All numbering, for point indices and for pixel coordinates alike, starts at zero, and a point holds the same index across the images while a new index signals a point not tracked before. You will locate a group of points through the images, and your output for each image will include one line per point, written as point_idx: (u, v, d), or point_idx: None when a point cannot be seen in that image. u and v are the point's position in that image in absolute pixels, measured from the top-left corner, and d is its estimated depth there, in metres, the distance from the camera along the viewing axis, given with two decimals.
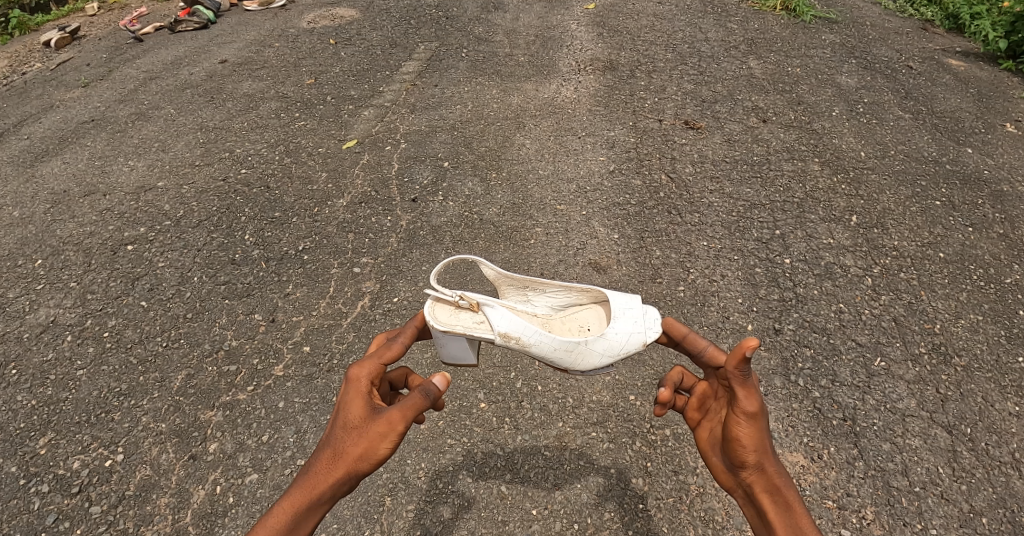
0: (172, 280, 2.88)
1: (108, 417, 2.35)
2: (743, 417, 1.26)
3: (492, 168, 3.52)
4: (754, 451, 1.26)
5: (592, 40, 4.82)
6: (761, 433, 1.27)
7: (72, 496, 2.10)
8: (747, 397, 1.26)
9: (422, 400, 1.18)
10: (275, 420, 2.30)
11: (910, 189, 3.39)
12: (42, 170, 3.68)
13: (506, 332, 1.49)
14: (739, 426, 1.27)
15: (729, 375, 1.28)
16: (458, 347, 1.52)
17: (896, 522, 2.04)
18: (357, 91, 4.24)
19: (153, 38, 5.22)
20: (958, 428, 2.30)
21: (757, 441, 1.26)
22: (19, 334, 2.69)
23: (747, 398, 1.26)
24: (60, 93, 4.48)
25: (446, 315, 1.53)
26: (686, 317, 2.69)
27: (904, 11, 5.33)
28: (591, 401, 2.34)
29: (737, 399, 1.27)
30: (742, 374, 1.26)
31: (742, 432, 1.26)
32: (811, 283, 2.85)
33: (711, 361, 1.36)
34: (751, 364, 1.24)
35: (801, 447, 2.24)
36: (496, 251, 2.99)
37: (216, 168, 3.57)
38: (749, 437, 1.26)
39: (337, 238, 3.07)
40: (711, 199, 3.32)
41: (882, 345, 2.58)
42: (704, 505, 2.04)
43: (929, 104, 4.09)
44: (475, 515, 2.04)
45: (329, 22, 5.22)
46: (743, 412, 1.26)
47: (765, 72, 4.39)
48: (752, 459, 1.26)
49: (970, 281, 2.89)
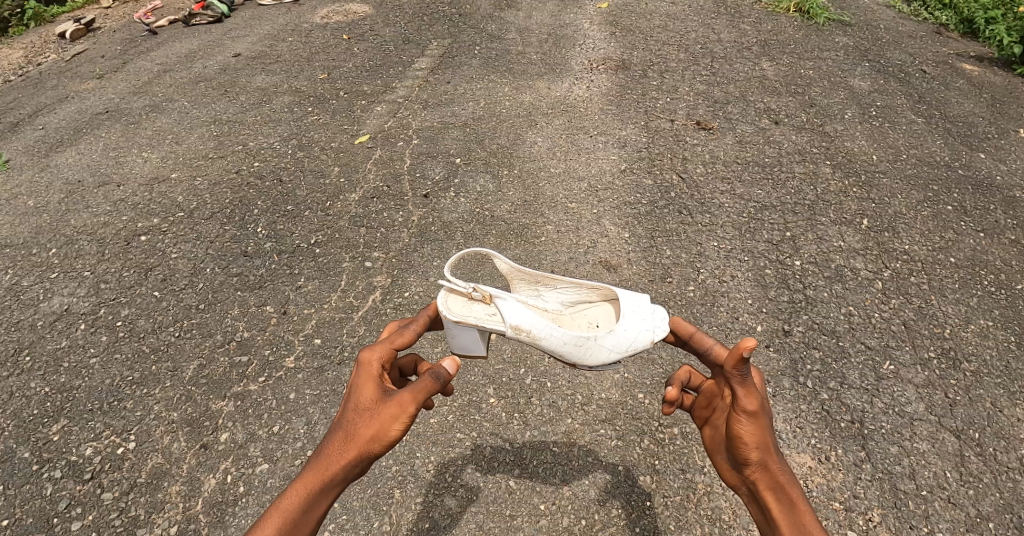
0: (185, 271, 2.90)
1: (120, 405, 2.37)
2: (744, 416, 1.28)
3: (504, 165, 3.53)
4: (756, 448, 1.27)
5: (604, 39, 4.82)
6: (764, 430, 1.28)
7: (85, 482, 2.13)
8: (747, 396, 1.27)
9: (433, 383, 1.21)
10: (286, 412, 2.32)
11: (922, 193, 3.38)
12: (56, 160, 3.72)
13: (517, 324, 1.52)
14: (741, 424, 1.28)
15: (728, 375, 1.28)
16: (469, 339, 1.55)
17: (902, 525, 2.04)
18: (369, 87, 4.26)
19: (167, 30, 5.25)
20: (966, 433, 2.29)
21: (760, 439, 1.27)
22: (32, 322, 2.72)
23: (747, 396, 1.27)
24: (75, 85, 4.51)
25: (459, 307, 1.56)
26: (696, 317, 2.70)
27: (918, 14, 5.31)
28: (600, 398, 2.35)
29: (737, 398, 1.28)
30: (740, 373, 1.26)
31: (743, 429, 1.28)
32: (821, 285, 2.84)
33: (715, 360, 1.36)
34: (750, 364, 1.24)
35: (808, 448, 2.24)
36: (506, 248, 3.00)
37: (229, 161, 3.59)
38: (751, 434, 1.27)
39: (349, 232, 3.08)
40: (722, 199, 3.31)
41: (892, 348, 2.58)
42: (711, 504, 2.05)
43: (942, 108, 4.07)
44: (483, 509, 2.05)
45: (342, 17, 5.24)
46: (744, 410, 1.27)
47: (777, 74, 4.39)
48: (755, 457, 1.27)
49: (981, 286, 2.88)
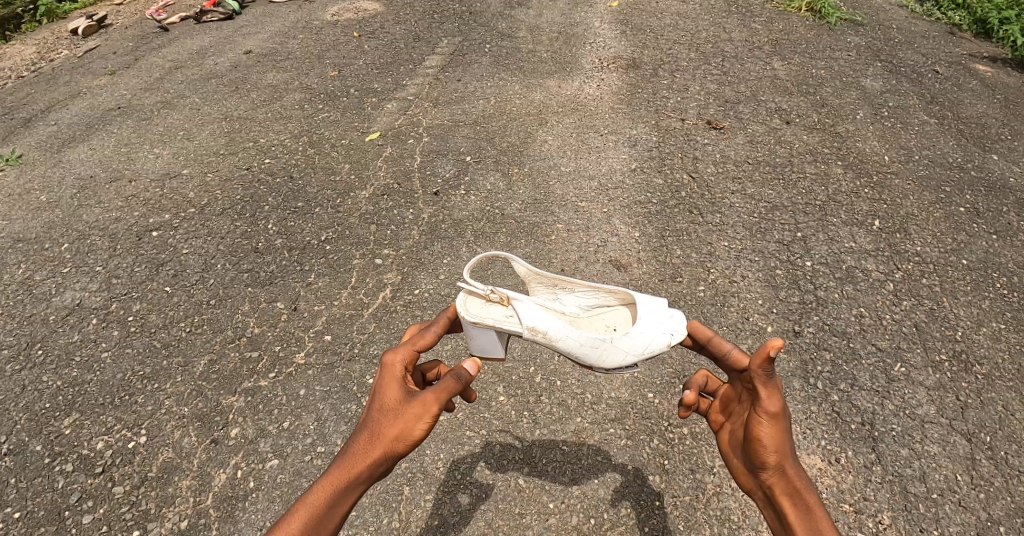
0: (196, 267, 2.92)
1: (132, 400, 2.39)
2: (764, 417, 1.26)
3: (514, 164, 3.52)
4: (774, 451, 1.25)
5: (615, 38, 4.80)
6: (783, 434, 1.26)
7: (96, 476, 2.14)
8: (769, 398, 1.26)
9: (455, 384, 1.22)
10: (296, 408, 2.32)
11: (934, 194, 3.35)
12: (69, 155, 3.75)
13: (533, 326, 1.52)
14: (760, 426, 1.26)
15: (752, 375, 1.27)
16: (486, 341, 1.56)
17: (913, 528, 2.03)
18: (380, 84, 4.26)
19: (178, 27, 5.28)
20: (977, 436, 2.28)
21: (779, 442, 1.25)
22: (45, 316, 2.74)
23: (769, 398, 1.26)
24: (88, 81, 4.54)
25: (476, 308, 1.57)
26: (706, 317, 2.69)
27: (931, 14, 5.26)
28: (609, 398, 2.35)
29: (759, 399, 1.27)
30: (764, 373, 1.25)
31: (763, 431, 1.26)
32: (832, 286, 2.83)
33: (735, 364, 1.35)
34: (774, 364, 1.23)
35: (819, 450, 2.23)
36: (516, 246, 3.00)
37: (240, 157, 3.61)
38: (770, 436, 1.25)
39: (359, 229, 3.09)
40: (733, 199, 3.30)
41: (903, 350, 2.56)
42: (720, 505, 2.04)
43: (954, 109, 4.03)
44: (491, 506, 2.05)
45: (353, 15, 5.25)
46: (764, 412, 1.26)
47: (789, 73, 4.36)
48: (773, 460, 1.25)
49: (993, 288, 2.85)
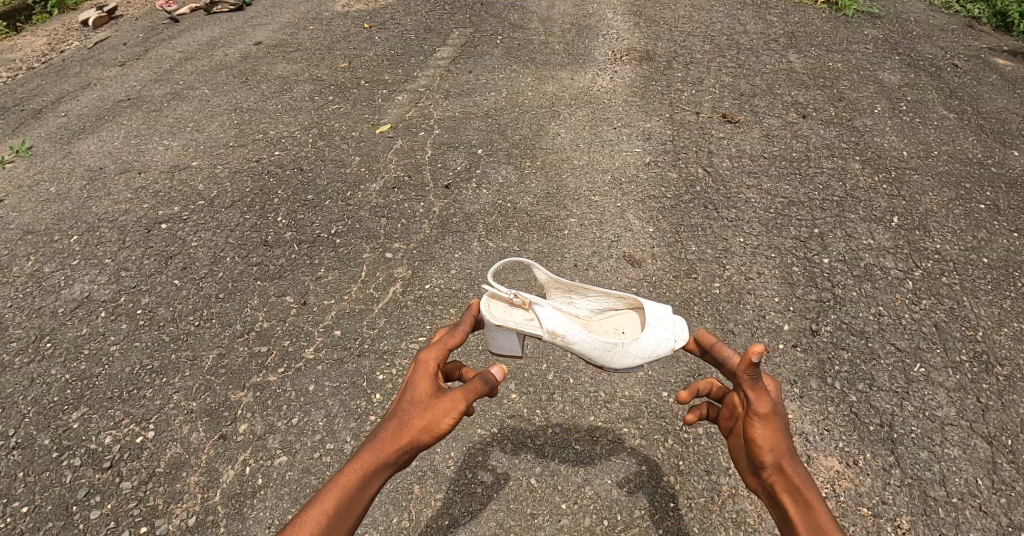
0: (205, 260, 2.89)
1: (140, 394, 2.37)
2: (757, 418, 1.32)
3: (526, 157, 3.47)
4: (770, 451, 1.31)
5: (628, 29, 4.73)
6: (777, 434, 1.32)
7: (104, 470, 2.13)
8: (760, 400, 1.32)
9: (482, 385, 1.34)
10: (305, 404, 2.30)
11: (954, 191, 3.27)
12: (79, 146, 3.73)
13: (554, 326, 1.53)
14: (756, 428, 1.32)
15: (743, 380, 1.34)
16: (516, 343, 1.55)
17: (932, 533, 1.98)
18: (390, 76, 4.22)
19: (188, 18, 5.25)
20: (998, 440, 2.22)
21: (773, 441, 1.31)
22: (54, 308, 2.73)
23: (760, 401, 1.32)
24: (98, 72, 4.52)
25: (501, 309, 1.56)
26: (721, 314, 2.63)
27: (950, 7, 5.16)
28: (623, 396, 2.31)
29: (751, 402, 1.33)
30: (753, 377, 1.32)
31: (758, 432, 1.32)
32: (851, 284, 2.76)
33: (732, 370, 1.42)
34: (760, 368, 1.30)
35: (836, 452, 2.18)
36: (528, 241, 2.95)
37: (250, 149, 3.58)
38: (765, 435, 1.31)
39: (369, 223, 3.05)
40: (749, 194, 3.23)
41: (922, 350, 2.50)
42: (736, 507, 2.00)
43: (974, 104, 3.94)
44: (502, 506, 2.02)
45: (363, 6, 5.20)
46: (758, 417, 1.32)
47: (806, 66, 4.28)
48: (770, 459, 1.31)
49: (1015, 287, 2.78)
